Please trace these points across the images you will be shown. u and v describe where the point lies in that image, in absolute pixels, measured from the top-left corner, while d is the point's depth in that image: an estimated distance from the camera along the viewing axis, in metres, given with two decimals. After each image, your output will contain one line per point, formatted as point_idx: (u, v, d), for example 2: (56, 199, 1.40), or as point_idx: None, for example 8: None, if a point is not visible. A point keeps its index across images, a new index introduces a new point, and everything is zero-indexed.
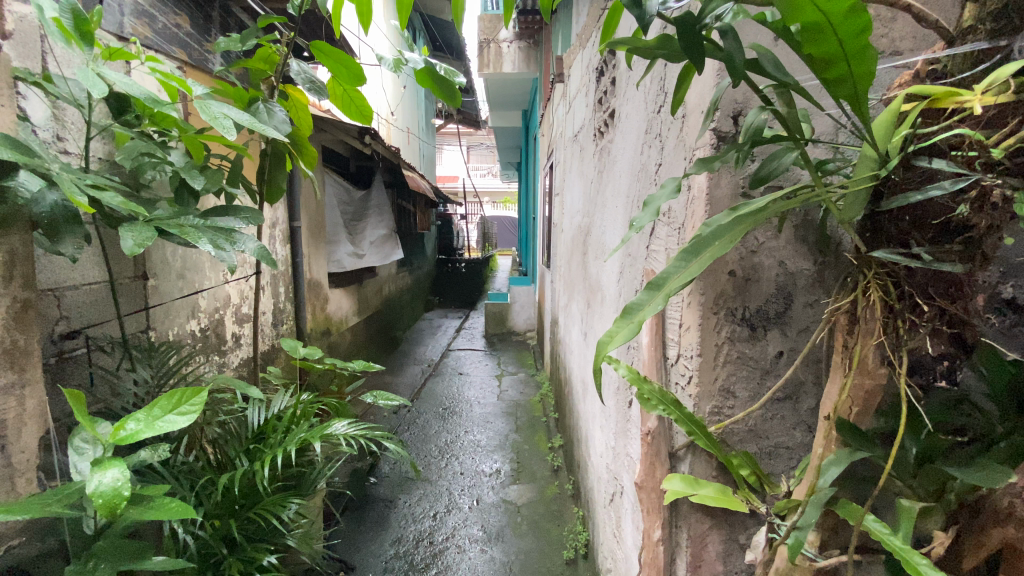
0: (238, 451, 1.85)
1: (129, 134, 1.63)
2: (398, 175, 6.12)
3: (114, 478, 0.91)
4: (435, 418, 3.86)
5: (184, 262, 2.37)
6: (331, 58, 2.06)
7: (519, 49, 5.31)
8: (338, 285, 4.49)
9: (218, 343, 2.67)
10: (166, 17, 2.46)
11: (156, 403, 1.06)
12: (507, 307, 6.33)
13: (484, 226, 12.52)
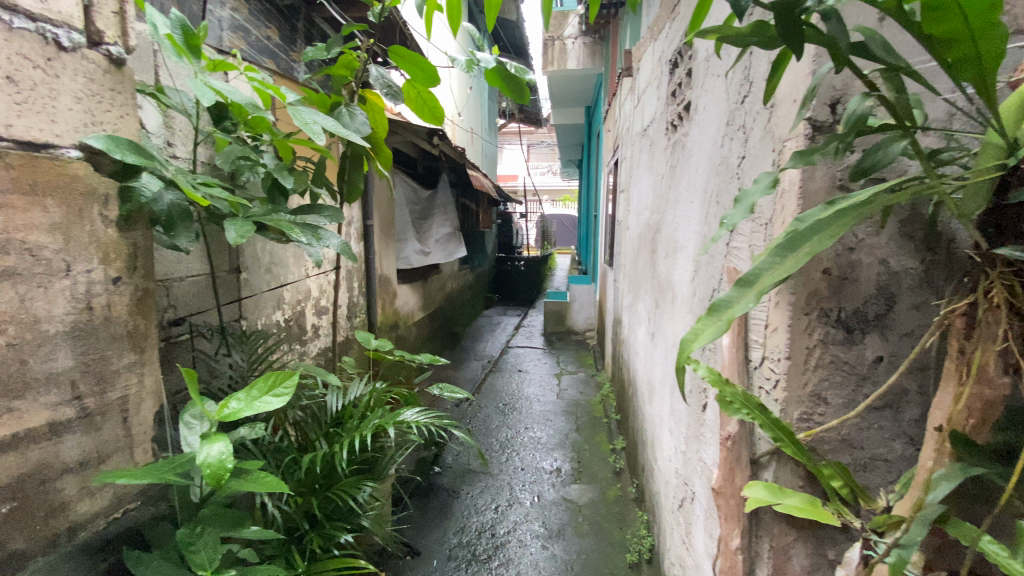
0: (318, 434, 1.97)
1: (228, 139, 1.78)
2: (463, 174, 6.24)
3: (220, 449, 1.00)
4: (496, 413, 3.91)
5: (272, 257, 2.54)
6: (408, 61, 2.14)
7: (584, 45, 5.24)
8: (405, 282, 4.65)
9: (299, 333, 2.85)
10: (259, 30, 2.66)
11: (254, 385, 1.16)
12: (567, 306, 6.28)
13: (545, 224, 12.49)
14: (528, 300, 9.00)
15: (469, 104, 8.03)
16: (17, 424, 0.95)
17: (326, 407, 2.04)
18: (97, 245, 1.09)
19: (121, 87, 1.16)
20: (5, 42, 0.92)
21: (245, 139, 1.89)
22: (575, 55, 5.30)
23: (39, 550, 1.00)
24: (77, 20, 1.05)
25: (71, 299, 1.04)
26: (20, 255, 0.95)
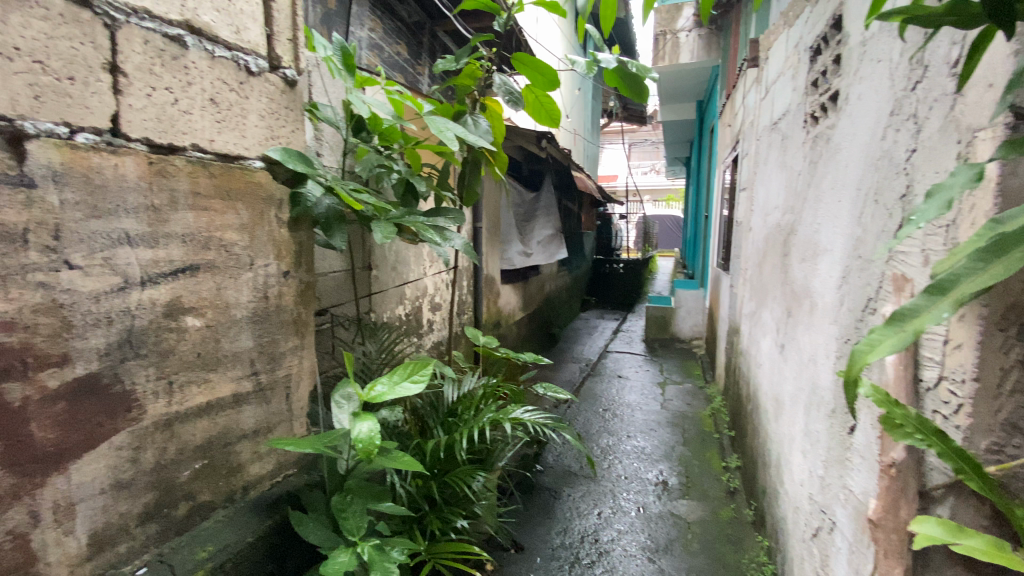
0: (435, 422, 2.09)
1: (366, 148, 1.94)
2: (566, 176, 6.23)
3: (369, 428, 1.13)
4: (597, 418, 3.85)
5: (397, 255, 2.74)
6: (530, 67, 2.20)
7: (698, 37, 4.97)
8: (508, 282, 4.75)
9: (417, 326, 3.04)
10: (390, 46, 2.88)
11: (395, 371, 1.30)
12: (671, 311, 5.95)
13: (647, 226, 12.01)
14: (628, 304, 8.72)
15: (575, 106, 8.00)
16: (210, 393, 1.13)
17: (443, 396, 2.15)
18: (272, 242, 1.26)
19: (293, 105, 1.32)
20: (209, 68, 1.09)
21: (380, 148, 2.05)
22: (688, 49, 5.05)
23: (221, 502, 1.18)
24: (261, 48, 1.21)
25: (253, 288, 1.21)
26: (218, 250, 1.12)
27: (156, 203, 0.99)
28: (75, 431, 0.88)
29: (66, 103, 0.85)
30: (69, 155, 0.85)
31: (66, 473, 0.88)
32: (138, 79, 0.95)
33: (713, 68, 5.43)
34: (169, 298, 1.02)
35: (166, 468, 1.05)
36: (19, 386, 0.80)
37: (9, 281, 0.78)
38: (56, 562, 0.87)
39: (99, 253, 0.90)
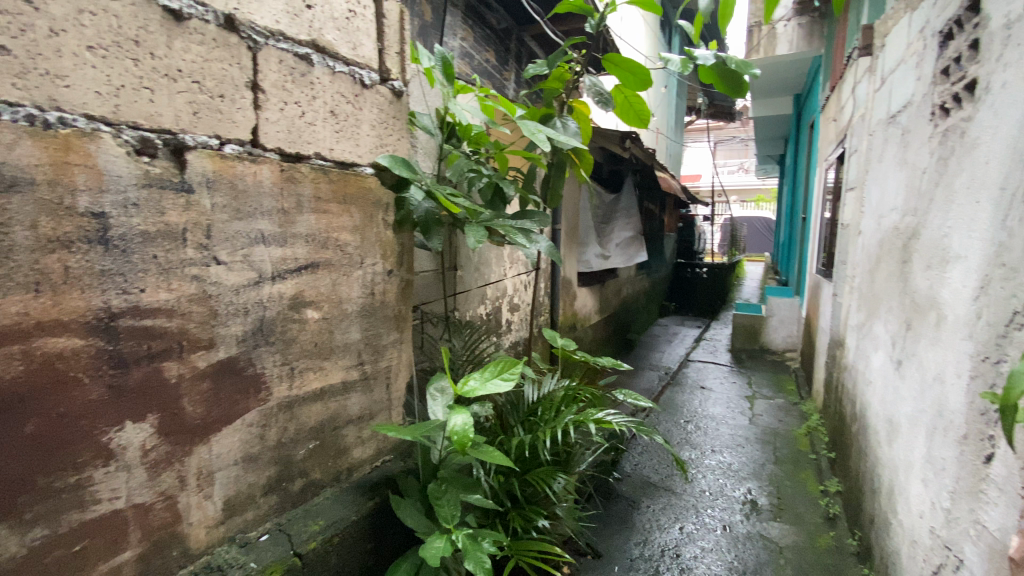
0: (516, 421, 2.12)
1: (458, 155, 1.98)
2: (649, 176, 6.05)
3: (463, 421, 1.19)
4: (678, 429, 3.70)
5: (480, 257, 2.81)
6: (622, 67, 2.17)
7: (798, 26, 4.63)
8: (585, 284, 4.70)
9: (497, 326, 3.10)
10: (480, 54, 2.96)
11: (487, 367, 1.34)
12: (762, 322, 5.58)
13: (735, 228, 11.33)
14: (712, 310, 8.26)
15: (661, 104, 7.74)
16: (323, 379, 1.23)
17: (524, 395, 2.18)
18: (379, 243, 1.35)
19: (400, 115, 1.41)
20: (330, 83, 1.19)
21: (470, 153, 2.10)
22: (786, 39, 4.71)
23: (328, 481, 1.28)
24: (373, 61, 1.31)
25: (362, 285, 1.31)
26: (334, 250, 1.22)
27: (285, 206, 1.10)
28: (215, 407, 1.00)
29: (218, 118, 0.96)
30: (219, 164, 0.96)
31: (208, 444, 0.99)
32: (273, 95, 1.06)
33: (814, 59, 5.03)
34: (293, 292, 1.13)
35: (286, 446, 1.16)
36: (176, 365, 0.92)
37: (172, 274, 0.90)
38: (198, 522, 0.99)
39: (240, 250, 1.01)
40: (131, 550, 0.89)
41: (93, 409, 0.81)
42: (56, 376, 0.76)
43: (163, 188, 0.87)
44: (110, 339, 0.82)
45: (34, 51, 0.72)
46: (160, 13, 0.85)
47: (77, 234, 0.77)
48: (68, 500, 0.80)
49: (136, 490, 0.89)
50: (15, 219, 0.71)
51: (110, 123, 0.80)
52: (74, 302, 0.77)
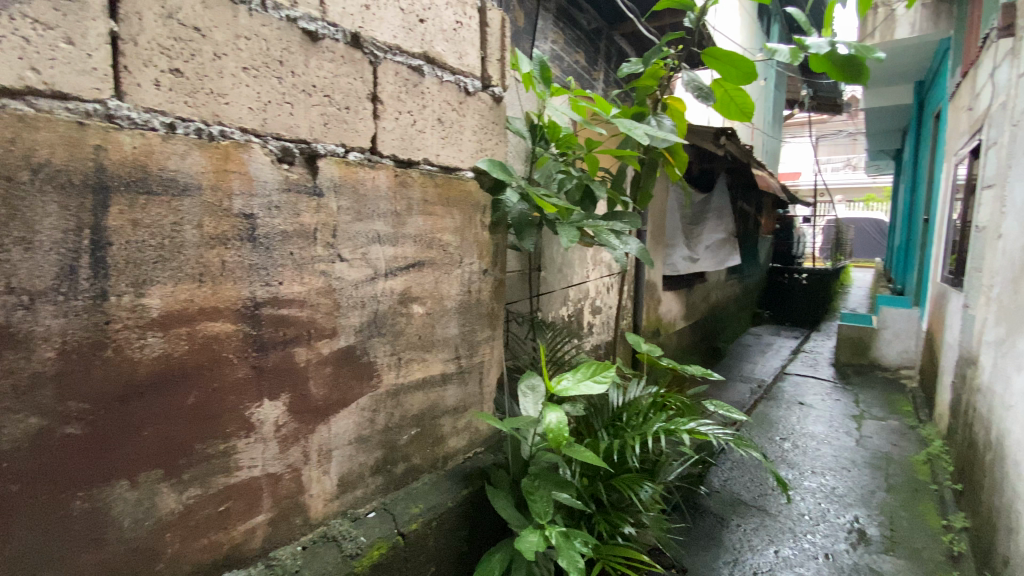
0: (601, 425, 2.09)
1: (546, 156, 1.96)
2: (744, 176, 5.72)
3: (558, 419, 1.22)
4: (773, 446, 3.44)
5: (564, 258, 2.82)
6: (723, 61, 2.08)
7: (923, 6, 4.17)
8: (671, 288, 4.53)
9: (581, 328, 3.08)
10: (570, 56, 2.97)
11: (580, 368, 1.35)
12: (872, 333, 5.01)
13: (841, 230, 10.36)
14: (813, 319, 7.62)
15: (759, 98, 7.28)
16: (425, 371, 1.31)
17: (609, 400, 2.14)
18: (477, 244, 1.41)
19: (498, 119, 1.45)
20: (439, 92, 1.26)
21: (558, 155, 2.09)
22: (908, 21, 4.26)
23: (426, 467, 1.35)
24: (477, 69, 1.37)
25: (461, 283, 1.37)
26: (438, 249, 1.29)
27: (397, 208, 1.18)
28: (334, 391, 1.09)
29: (344, 128, 1.06)
30: (344, 170, 1.06)
31: (327, 423, 1.09)
32: (390, 106, 1.15)
33: (941, 42, 4.51)
34: (401, 288, 1.21)
35: (391, 431, 1.24)
36: (305, 351, 1.03)
37: (304, 269, 1.00)
38: (317, 494, 1.09)
39: (359, 248, 1.10)
40: (264, 514, 1.00)
41: (239, 386, 0.92)
42: (212, 355, 0.88)
43: (299, 192, 0.98)
44: (254, 325, 0.93)
45: (202, 73, 0.83)
46: (300, 35, 0.95)
47: (232, 232, 0.88)
48: (217, 465, 0.91)
49: (269, 461, 0.99)
50: (186, 219, 0.82)
51: (259, 135, 0.91)
52: (228, 291, 0.88)
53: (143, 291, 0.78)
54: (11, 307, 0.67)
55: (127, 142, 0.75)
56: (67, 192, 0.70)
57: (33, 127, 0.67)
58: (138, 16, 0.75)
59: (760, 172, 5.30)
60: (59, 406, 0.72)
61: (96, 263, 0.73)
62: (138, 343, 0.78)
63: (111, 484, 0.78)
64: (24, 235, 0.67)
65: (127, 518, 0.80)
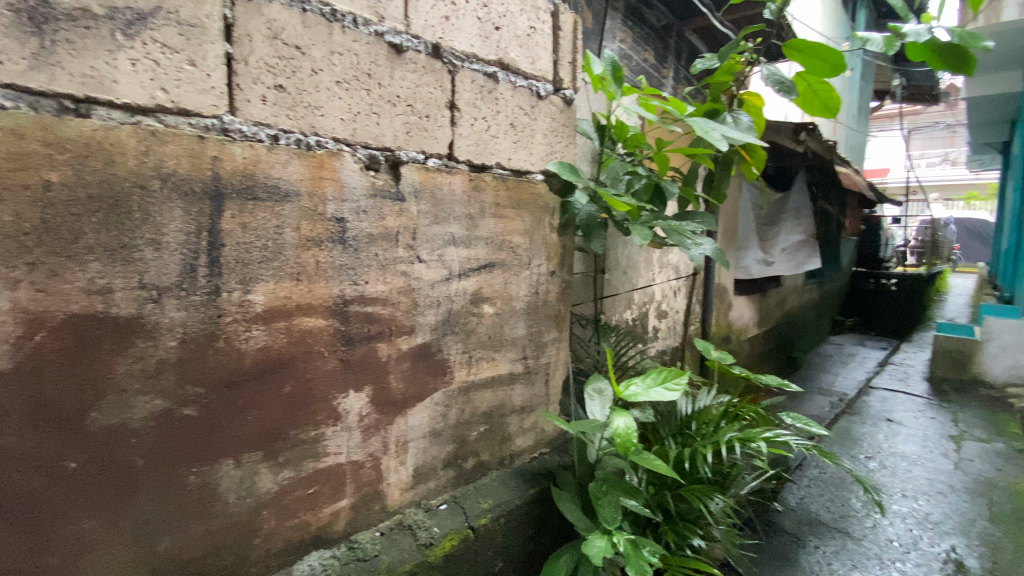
0: (668, 433, 2.03)
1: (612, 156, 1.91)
2: (825, 174, 5.35)
3: (626, 424, 1.20)
4: (856, 464, 3.19)
5: (629, 260, 2.76)
6: (806, 53, 1.97)
7: None
8: (743, 292, 4.33)
9: (646, 333, 3.01)
10: (638, 54, 2.91)
11: (649, 374, 1.33)
12: (975, 347, 4.52)
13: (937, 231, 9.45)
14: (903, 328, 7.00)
15: (843, 91, 6.80)
16: (494, 369, 1.34)
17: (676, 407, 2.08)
18: (545, 245, 1.42)
19: (569, 121, 1.46)
20: (512, 97, 1.29)
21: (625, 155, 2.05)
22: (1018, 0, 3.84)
23: (494, 464, 1.38)
24: (549, 73, 1.38)
25: (530, 284, 1.39)
26: (508, 251, 1.32)
27: (471, 211, 1.21)
28: (411, 386, 1.15)
29: (424, 136, 1.11)
30: (424, 175, 1.11)
31: (404, 416, 1.14)
32: (466, 112, 1.19)
33: None
34: (474, 289, 1.25)
35: (462, 426, 1.28)
36: (386, 346, 1.08)
37: (386, 269, 1.06)
38: (394, 483, 1.14)
39: (436, 250, 1.15)
40: (347, 499, 1.06)
41: (328, 377, 0.99)
42: (306, 348, 0.95)
43: (384, 197, 1.03)
44: (343, 321, 1.00)
45: (302, 88, 0.90)
46: (386, 48, 1.01)
47: (324, 234, 0.94)
48: (308, 451, 0.98)
49: (353, 449, 1.06)
50: (287, 222, 0.89)
51: (349, 144, 0.97)
52: (321, 289, 0.95)
53: (250, 287, 0.86)
54: (143, 302, 0.75)
55: (238, 153, 0.82)
56: (189, 198, 0.78)
57: (163, 141, 0.75)
58: (248, 39, 0.82)
59: (844, 169, 4.94)
60: (180, 390, 0.80)
61: (212, 262, 0.81)
62: (244, 335, 0.86)
63: (219, 462, 0.86)
64: (155, 238, 0.75)
65: (232, 495, 0.88)
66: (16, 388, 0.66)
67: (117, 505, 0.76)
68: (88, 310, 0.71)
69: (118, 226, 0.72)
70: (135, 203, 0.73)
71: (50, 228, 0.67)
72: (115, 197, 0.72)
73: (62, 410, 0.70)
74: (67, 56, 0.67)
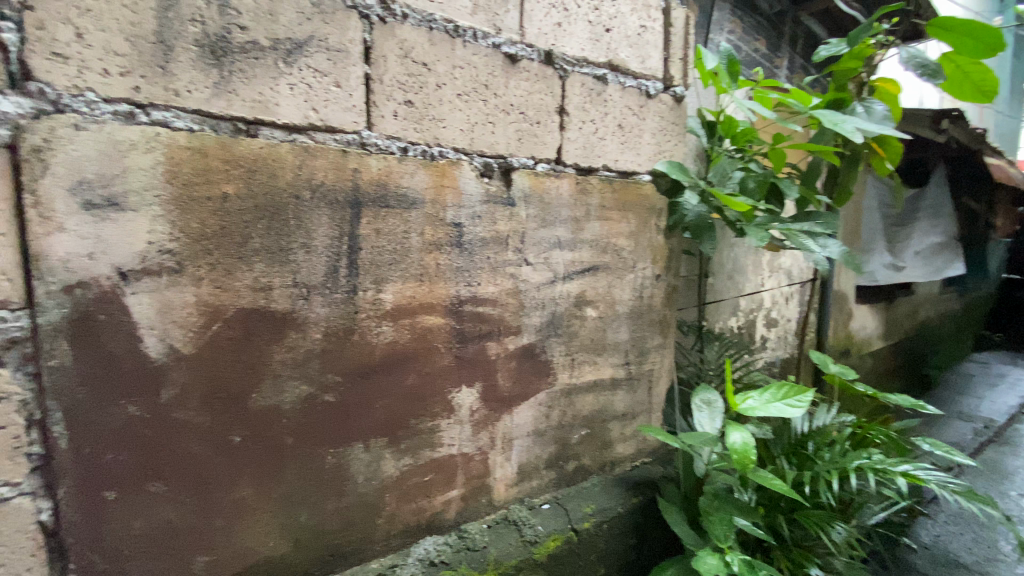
0: (780, 452, 1.86)
1: (722, 155, 1.81)
2: (972, 166, 4.67)
3: (743, 439, 1.15)
4: (1011, 502, 2.72)
5: (735, 264, 2.60)
6: (956, 33, 1.74)
7: None
8: (867, 300, 3.90)
9: (754, 342, 2.81)
10: (749, 44, 2.74)
11: (768, 389, 1.25)
12: None
13: None
14: None
15: (997, 69, 5.88)
16: (596, 374, 1.33)
17: (790, 425, 1.89)
18: (652, 248, 1.39)
19: (679, 120, 1.41)
20: (621, 98, 1.28)
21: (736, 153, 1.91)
22: None
23: (595, 469, 1.37)
24: (659, 71, 1.35)
25: (634, 288, 1.37)
26: (613, 254, 1.31)
27: (577, 214, 1.22)
28: (518, 384, 1.18)
29: (534, 141, 1.13)
30: (534, 180, 1.13)
31: (510, 414, 1.18)
32: (575, 116, 1.20)
33: None
34: (577, 291, 1.25)
35: (564, 428, 1.29)
36: (496, 345, 1.12)
37: (497, 271, 1.09)
38: (500, 478, 1.18)
39: (543, 253, 1.17)
40: (457, 489, 1.11)
41: (444, 373, 1.05)
42: (426, 344, 1.01)
43: (496, 203, 1.07)
44: (458, 320, 1.05)
45: (427, 101, 0.96)
46: (502, 59, 1.05)
47: (444, 238, 1.00)
48: (425, 440, 1.04)
49: (464, 442, 1.11)
50: (412, 227, 0.96)
51: (467, 153, 1.03)
52: (440, 290, 1.01)
53: (380, 287, 0.94)
54: (295, 298, 0.85)
55: (373, 165, 0.90)
56: (334, 207, 0.87)
57: (313, 156, 0.84)
58: (383, 59, 0.90)
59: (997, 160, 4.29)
60: (322, 377, 0.90)
61: (351, 264, 0.90)
62: (375, 331, 0.94)
63: (351, 445, 0.95)
64: (305, 242, 0.85)
65: (361, 476, 0.97)
66: (198, 369, 0.78)
67: (269, 476, 0.87)
68: (253, 304, 0.81)
69: (277, 231, 0.82)
70: (290, 211, 0.83)
71: (226, 233, 0.78)
72: (275, 206, 0.82)
73: (232, 391, 0.82)
74: (241, 84, 0.78)
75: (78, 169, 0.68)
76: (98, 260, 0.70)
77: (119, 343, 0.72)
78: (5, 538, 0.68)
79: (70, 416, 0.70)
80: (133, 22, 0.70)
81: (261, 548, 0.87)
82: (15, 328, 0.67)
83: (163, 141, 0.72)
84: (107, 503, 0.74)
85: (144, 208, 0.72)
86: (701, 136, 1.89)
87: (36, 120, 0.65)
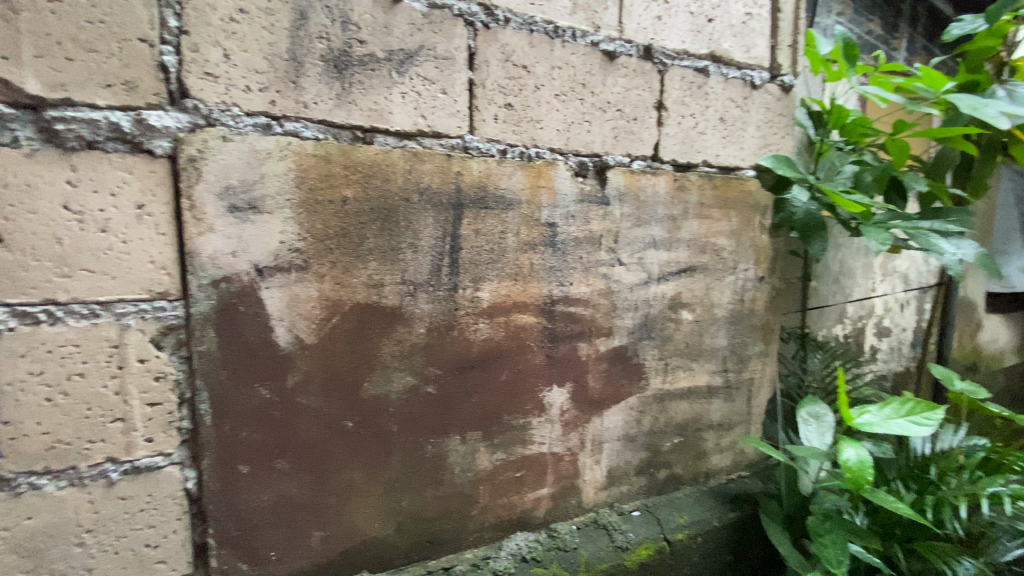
0: (896, 474, 1.54)
1: (831, 147, 1.64)
2: None
3: (858, 456, 1.05)
4: None
5: (844, 267, 2.33)
6: None
7: None
8: (1006, 310, 3.41)
9: (865, 354, 2.55)
10: (866, 25, 2.49)
11: (889, 403, 1.14)
12: None
13: None
14: None
15: None
16: (691, 380, 1.28)
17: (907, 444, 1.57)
18: (754, 248, 1.31)
19: (787, 112, 1.32)
20: (723, 90, 1.22)
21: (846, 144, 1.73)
22: None
23: (688, 479, 1.31)
24: (765, 60, 1.27)
25: (734, 291, 1.30)
26: (711, 254, 1.25)
27: (674, 213, 1.18)
28: (608, 386, 1.16)
29: (631, 139, 1.11)
30: (630, 179, 1.11)
31: (601, 417, 1.16)
32: (674, 111, 1.16)
33: None
34: (673, 293, 1.21)
35: (656, 434, 1.25)
36: (588, 346, 1.11)
37: (590, 271, 1.08)
38: (589, 481, 1.17)
39: (638, 253, 1.14)
40: (547, 488, 1.12)
41: (537, 371, 1.06)
42: (520, 342, 1.03)
43: (591, 202, 1.06)
44: (551, 319, 1.06)
45: (526, 102, 0.98)
46: (600, 56, 1.04)
47: (538, 238, 1.01)
48: (517, 437, 1.06)
49: (554, 441, 1.11)
50: (509, 227, 0.98)
51: (563, 153, 1.03)
52: (534, 289, 1.02)
53: (479, 285, 0.96)
54: (403, 295, 0.90)
55: (474, 168, 0.93)
56: (438, 208, 0.91)
57: (421, 160, 0.88)
58: (485, 64, 0.93)
59: None
60: (425, 370, 0.94)
61: (452, 263, 0.93)
62: (473, 327, 0.97)
63: (449, 437, 0.98)
64: (413, 242, 0.89)
65: (457, 467, 1.00)
66: (319, 358, 0.85)
67: (377, 462, 0.92)
68: (366, 300, 0.87)
69: (388, 231, 0.87)
70: (400, 212, 0.88)
71: (344, 233, 0.84)
72: (386, 208, 0.87)
73: (346, 379, 0.88)
74: (359, 94, 0.84)
75: (224, 176, 0.76)
76: (239, 257, 0.78)
77: (255, 332, 0.80)
78: (159, 501, 0.79)
79: (215, 395, 0.79)
80: (270, 43, 0.77)
81: (367, 529, 0.93)
82: (172, 316, 0.77)
83: (294, 150, 0.79)
84: (241, 475, 0.83)
85: (277, 211, 0.79)
86: (810, 127, 1.74)
87: (192, 133, 0.74)
